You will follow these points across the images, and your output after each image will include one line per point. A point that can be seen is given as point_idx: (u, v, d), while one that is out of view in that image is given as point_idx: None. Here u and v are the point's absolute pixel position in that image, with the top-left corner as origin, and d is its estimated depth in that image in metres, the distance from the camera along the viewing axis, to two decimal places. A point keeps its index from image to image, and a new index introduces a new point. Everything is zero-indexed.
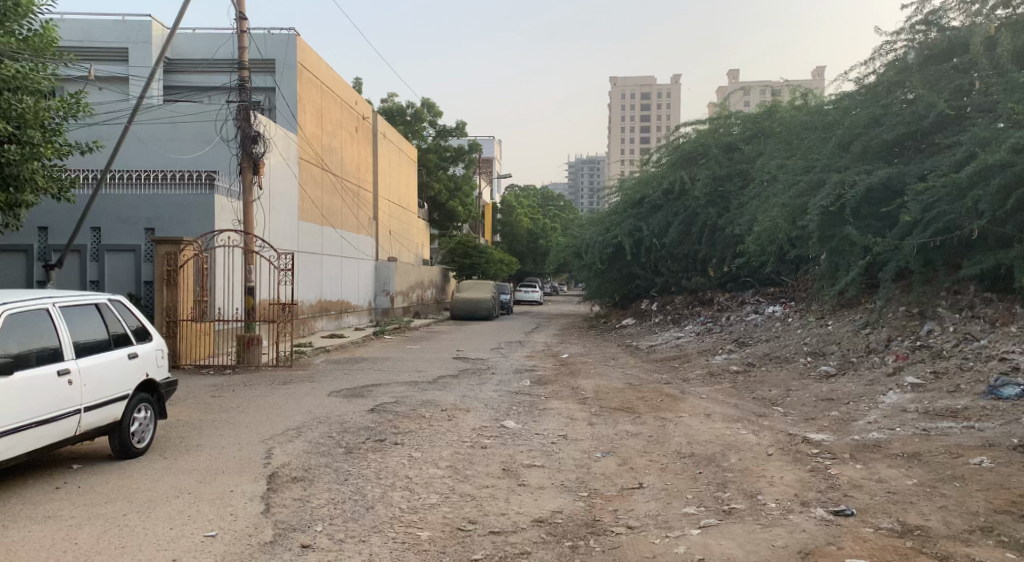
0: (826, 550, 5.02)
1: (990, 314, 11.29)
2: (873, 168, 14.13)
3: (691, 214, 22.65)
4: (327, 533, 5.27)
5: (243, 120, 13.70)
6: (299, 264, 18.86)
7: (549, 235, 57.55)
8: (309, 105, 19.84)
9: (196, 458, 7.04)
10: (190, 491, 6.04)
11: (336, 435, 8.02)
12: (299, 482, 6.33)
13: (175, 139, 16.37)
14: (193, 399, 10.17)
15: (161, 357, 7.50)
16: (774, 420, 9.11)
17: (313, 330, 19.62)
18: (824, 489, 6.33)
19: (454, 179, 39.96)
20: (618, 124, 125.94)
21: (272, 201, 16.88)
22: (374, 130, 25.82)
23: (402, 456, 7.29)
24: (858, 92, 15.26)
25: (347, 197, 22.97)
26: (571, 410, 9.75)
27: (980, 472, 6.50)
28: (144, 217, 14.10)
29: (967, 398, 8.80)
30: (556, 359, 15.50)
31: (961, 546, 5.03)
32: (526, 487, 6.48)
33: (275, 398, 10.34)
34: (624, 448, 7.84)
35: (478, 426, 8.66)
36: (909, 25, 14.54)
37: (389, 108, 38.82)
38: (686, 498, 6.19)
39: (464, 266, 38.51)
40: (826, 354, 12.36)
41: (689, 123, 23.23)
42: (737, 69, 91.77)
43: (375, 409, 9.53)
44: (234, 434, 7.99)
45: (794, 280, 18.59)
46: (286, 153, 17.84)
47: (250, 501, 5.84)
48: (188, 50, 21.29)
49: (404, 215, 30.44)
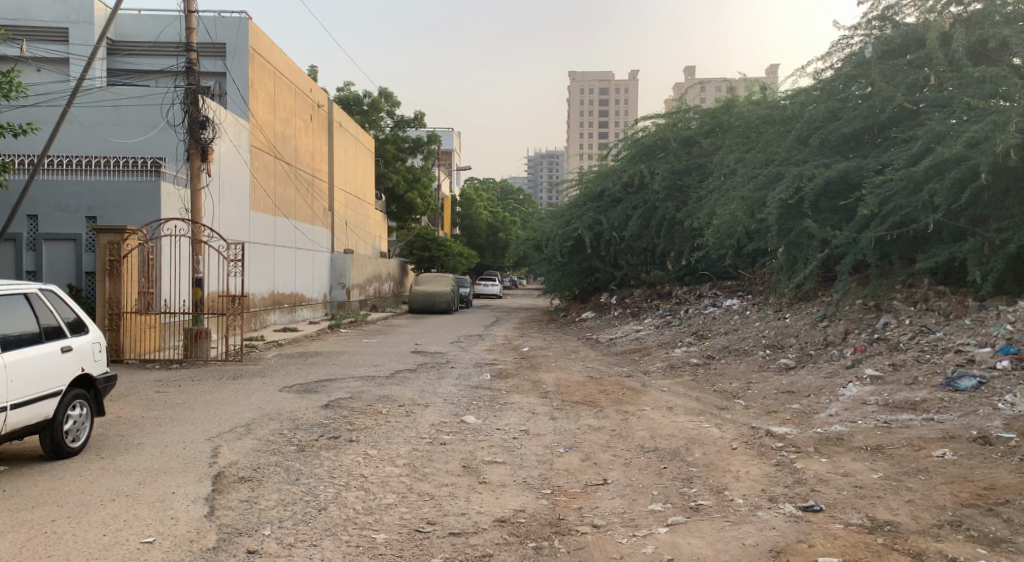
0: (797, 548, 4.87)
1: (944, 307, 11.39)
2: (830, 161, 14.18)
3: (650, 207, 22.56)
4: (275, 538, 4.93)
5: (190, 104, 13.10)
6: (250, 254, 18.26)
7: (508, 228, 57.19)
8: (261, 91, 19.23)
9: (137, 457, 6.64)
10: (129, 494, 5.65)
11: (288, 432, 7.69)
12: (246, 482, 5.98)
13: (118, 123, 15.63)
14: (135, 394, 9.69)
15: (98, 350, 7.04)
16: (736, 413, 9.01)
17: (265, 323, 19.04)
18: (791, 484, 6.20)
19: (412, 170, 39.54)
20: (576, 119, 126.07)
21: (221, 189, 16.25)
22: (330, 119, 25.17)
23: (357, 454, 6.98)
24: (815, 87, 15.29)
25: (301, 186, 22.35)
26: (532, 404, 9.52)
27: (944, 464, 6.45)
28: (85, 205, 13.50)
29: (925, 390, 8.80)
30: (517, 353, 15.29)
31: (932, 542, 4.93)
32: (487, 485, 6.24)
33: (225, 393, 9.91)
34: (586, 443, 7.65)
35: (436, 422, 8.39)
36: (865, 21, 14.68)
37: (345, 97, 37.88)
38: (651, 495, 6.00)
39: (422, 260, 37.78)
40: (785, 346, 12.35)
41: (647, 117, 23.21)
42: (692, 66, 91.55)
43: (329, 405, 9.17)
44: (178, 432, 7.59)
45: (751, 273, 18.69)
46: (237, 140, 17.19)
47: (193, 504, 5.48)
48: (133, 32, 20.52)
49: (360, 207, 29.88)
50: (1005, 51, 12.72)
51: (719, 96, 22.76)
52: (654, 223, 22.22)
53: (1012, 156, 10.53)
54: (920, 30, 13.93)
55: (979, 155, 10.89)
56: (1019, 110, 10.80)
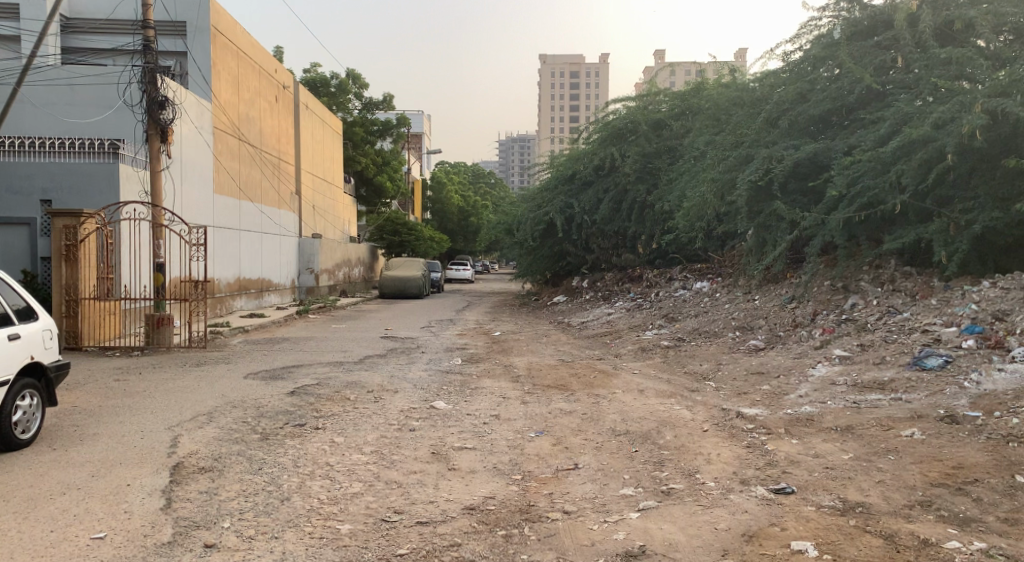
0: (771, 532, 4.81)
1: (910, 287, 11.44)
2: (800, 143, 14.18)
3: (621, 191, 22.50)
4: (235, 531, 4.76)
5: (149, 83, 12.67)
6: (214, 239, 17.86)
7: (480, 212, 56.94)
8: (223, 71, 18.73)
9: (91, 448, 6.41)
10: (80, 487, 5.43)
11: (251, 421, 7.48)
12: (206, 473, 5.79)
13: (73, 104, 15.11)
14: (93, 383, 9.39)
15: (49, 338, 6.79)
16: (707, 395, 8.99)
17: (231, 309, 18.68)
18: (762, 466, 6.15)
19: (382, 153, 39.07)
20: (547, 103, 125.75)
21: (182, 171, 15.83)
22: (295, 101, 24.65)
23: (323, 441, 6.81)
24: (784, 69, 15.28)
25: (266, 169, 21.89)
26: (503, 389, 9.42)
27: (913, 444, 6.45)
28: (40, 187, 13.08)
29: (893, 369, 8.83)
30: (488, 337, 15.17)
31: (904, 523, 4.91)
32: (456, 472, 6.11)
33: (187, 381, 9.66)
34: (558, 427, 7.56)
35: (405, 408, 8.24)
36: (834, 3, 14.60)
37: (312, 78, 37.16)
38: (623, 479, 5.92)
39: (392, 245, 37.49)
40: (754, 328, 12.35)
41: (618, 100, 23.06)
42: (663, 50, 91.46)
43: (295, 392, 8.97)
44: (136, 421, 7.34)
45: (721, 256, 18.73)
46: (198, 121, 16.73)
47: (148, 497, 5.27)
48: (88, 9, 19.89)
49: (328, 190, 29.41)
50: (970, 33, 12.78)
51: (688, 79, 22.71)
52: (624, 206, 22.16)
53: (977, 137, 10.57)
54: (887, 12, 13.96)
55: (945, 136, 10.93)
56: (985, 91, 10.83)
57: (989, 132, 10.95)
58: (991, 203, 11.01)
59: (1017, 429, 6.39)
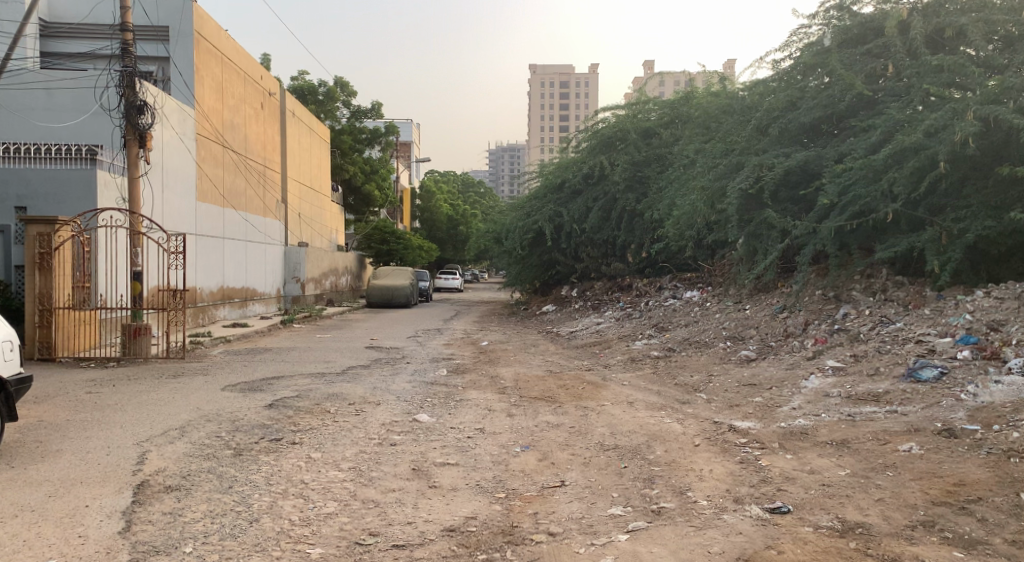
0: (765, 555, 4.57)
1: (903, 297, 11.24)
2: (790, 151, 14.00)
3: (611, 199, 22.27)
4: (197, 557, 4.47)
5: (127, 87, 12.34)
6: (197, 246, 17.53)
7: (469, 221, 56.69)
8: (207, 77, 18.44)
9: (53, 466, 6.10)
10: (35, 509, 5.13)
11: (225, 435, 7.16)
12: (173, 492, 5.49)
13: (50, 108, 14.82)
14: (62, 396, 9.05)
15: (9, 350, 6.50)
16: (698, 407, 8.73)
17: (213, 319, 18.31)
18: (756, 483, 5.90)
19: (370, 161, 38.77)
20: (537, 113, 125.98)
21: (162, 177, 15.51)
22: (281, 108, 24.38)
23: (298, 457, 6.52)
24: (774, 77, 15.10)
25: (251, 176, 21.56)
26: (489, 400, 9.15)
27: (911, 459, 6.21)
28: (14, 195, 12.80)
29: (887, 382, 8.58)
30: (476, 347, 14.92)
31: (906, 546, 4.67)
32: (436, 490, 5.82)
33: (162, 393, 9.32)
34: (544, 441, 7.28)
35: (386, 421, 7.95)
36: (823, 11, 14.46)
37: (299, 86, 36.78)
38: (612, 498, 5.65)
39: (380, 253, 37.20)
40: (745, 338, 12.13)
41: (608, 108, 22.93)
42: (651, 61, 91.98)
43: (273, 405, 8.66)
44: (103, 436, 7.03)
45: (710, 265, 18.52)
46: (180, 127, 16.41)
47: (107, 519, 4.97)
48: (66, 13, 19.65)
49: (315, 198, 29.06)
50: (961, 40, 12.65)
51: (679, 88, 22.52)
52: (614, 215, 21.94)
53: (970, 145, 10.39)
54: (878, 19, 13.85)
55: (937, 144, 10.75)
56: (978, 99, 10.68)
57: (983, 141, 10.77)
58: (983, 211, 10.83)
59: (1018, 443, 6.15)
